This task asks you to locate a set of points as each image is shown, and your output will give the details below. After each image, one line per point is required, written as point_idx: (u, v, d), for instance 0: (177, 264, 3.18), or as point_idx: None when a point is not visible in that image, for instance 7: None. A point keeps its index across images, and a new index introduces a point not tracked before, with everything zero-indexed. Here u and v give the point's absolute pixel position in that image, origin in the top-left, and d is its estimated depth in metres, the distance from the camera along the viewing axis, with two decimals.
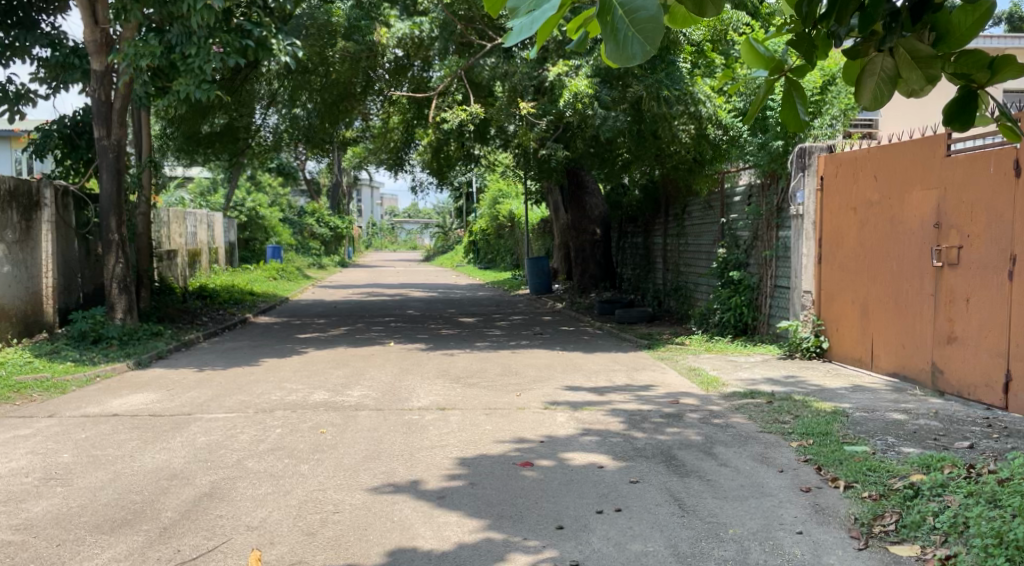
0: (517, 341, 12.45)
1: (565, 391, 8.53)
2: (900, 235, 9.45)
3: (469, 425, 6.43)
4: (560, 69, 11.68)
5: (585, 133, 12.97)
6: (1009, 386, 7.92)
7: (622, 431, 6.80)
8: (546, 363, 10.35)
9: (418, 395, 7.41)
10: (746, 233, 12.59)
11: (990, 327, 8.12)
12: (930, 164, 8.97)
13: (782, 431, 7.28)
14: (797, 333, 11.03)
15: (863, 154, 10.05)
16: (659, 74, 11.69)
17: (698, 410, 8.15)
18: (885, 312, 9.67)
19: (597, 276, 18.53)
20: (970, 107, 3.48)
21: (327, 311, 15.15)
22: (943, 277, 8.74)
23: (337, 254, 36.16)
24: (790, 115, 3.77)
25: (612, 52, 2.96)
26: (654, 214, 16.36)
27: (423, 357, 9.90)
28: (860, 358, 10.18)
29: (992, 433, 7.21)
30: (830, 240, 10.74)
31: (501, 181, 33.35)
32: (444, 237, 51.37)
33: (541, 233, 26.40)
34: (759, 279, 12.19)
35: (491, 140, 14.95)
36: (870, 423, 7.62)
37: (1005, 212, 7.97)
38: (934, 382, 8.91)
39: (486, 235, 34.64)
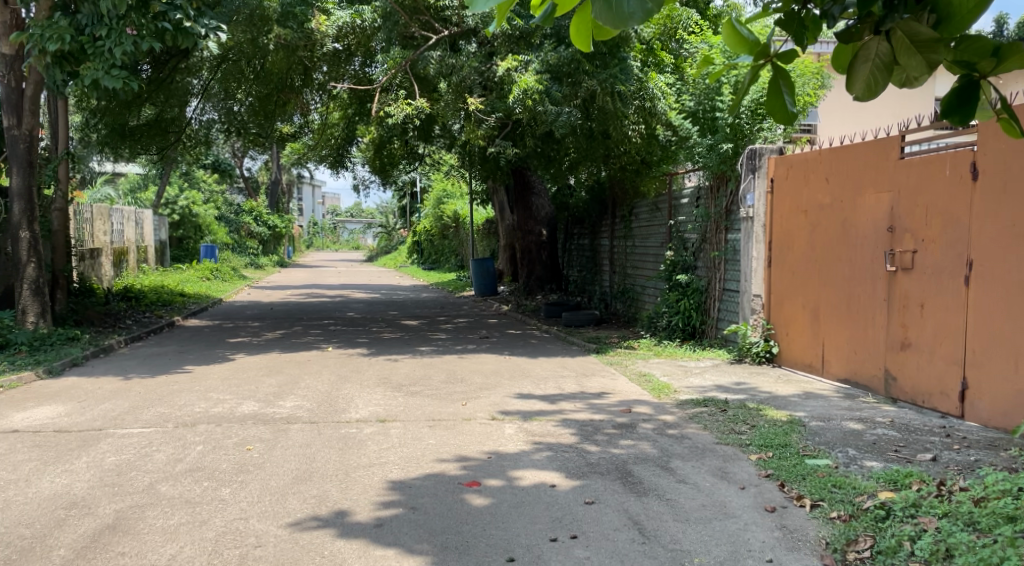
0: (463, 345, 12.00)
1: (513, 400, 8.09)
2: (851, 238, 9.24)
3: (410, 439, 5.97)
4: (509, 63, 11.13)
5: (533, 130, 12.53)
6: (965, 394, 7.72)
7: (574, 444, 6.40)
8: (493, 369, 9.90)
9: (357, 405, 6.91)
10: (694, 236, 12.29)
11: (945, 333, 7.93)
12: (883, 165, 8.76)
13: (739, 442, 6.95)
14: (746, 338, 10.79)
15: (813, 156, 9.83)
16: (613, 68, 11.39)
17: (652, 420, 7.79)
18: (837, 317, 9.44)
19: (543, 278, 18.16)
20: (972, 98, 3.21)
21: (263, 312, 14.49)
22: (897, 282, 8.53)
23: (276, 254, 35.22)
24: (778, 105, 3.40)
25: (605, 16, 3.08)
26: (601, 215, 16.03)
27: (365, 363, 9.38)
28: (810, 363, 9.96)
29: (953, 444, 6.98)
30: (780, 243, 10.50)
31: (445, 181, 32.78)
32: (389, 238, 50.64)
33: (487, 233, 25.97)
34: (707, 283, 11.91)
35: (434, 137, 14.47)
36: (828, 433, 7.36)
37: (961, 216, 7.77)
38: (886, 389, 8.71)
39: (430, 235, 34.06)
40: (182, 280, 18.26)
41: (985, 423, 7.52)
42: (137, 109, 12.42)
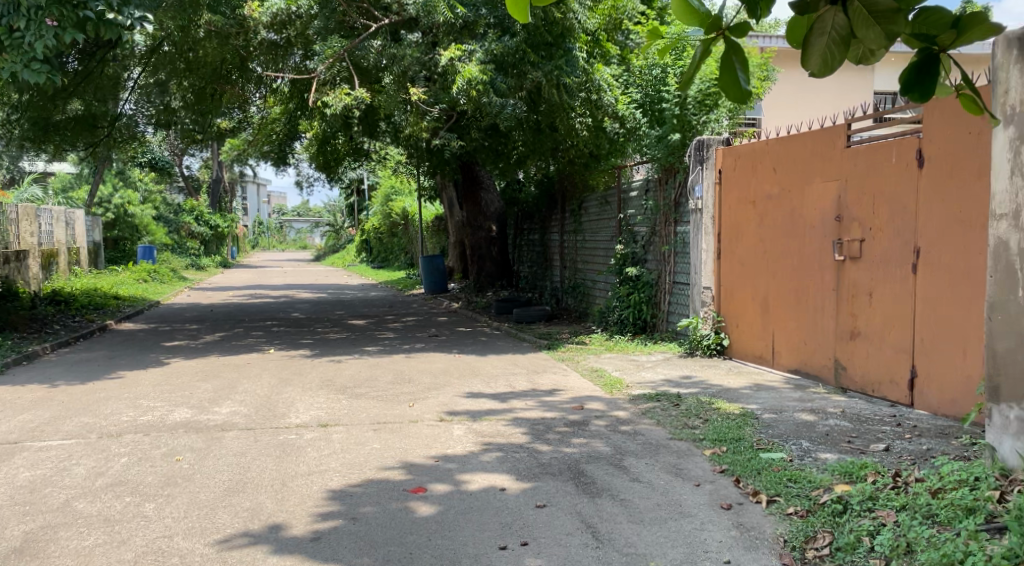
0: (410, 345, 11.70)
1: (462, 400, 7.84)
2: (799, 228, 9.18)
3: (353, 444, 5.69)
4: (452, 53, 10.77)
5: (479, 121, 12.42)
6: (914, 382, 7.68)
7: (525, 444, 6.18)
8: (441, 368, 9.64)
9: (297, 409, 6.61)
10: (643, 229, 12.15)
11: (894, 322, 7.88)
12: (830, 154, 8.70)
13: (692, 437, 6.80)
14: (697, 330, 10.68)
15: (760, 146, 9.75)
16: (558, 60, 11.27)
17: (605, 417, 7.61)
18: (786, 307, 9.39)
19: (493, 274, 17.96)
20: (931, 73, 3.17)
21: (204, 314, 14.03)
22: (845, 271, 8.47)
23: (219, 254, 34.45)
24: (731, 83, 3.21)
25: None
26: (551, 210, 15.85)
27: (308, 365, 9.05)
28: (760, 355, 9.89)
29: (905, 433, 6.91)
30: (729, 234, 10.42)
31: (393, 177, 32.36)
32: (337, 237, 50.03)
33: (436, 230, 25.65)
34: (657, 277, 11.80)
35: (378, 132, 14.15)
36: (781, 426, 7.25)
37: (908, 203, 7.72)
38: (836, 379, 8.66)
39: (379, 233, 33.62)
40: (117, 283, 17.64)
41: (934, 412, 7.48)
42: (63, 103, 11.90)
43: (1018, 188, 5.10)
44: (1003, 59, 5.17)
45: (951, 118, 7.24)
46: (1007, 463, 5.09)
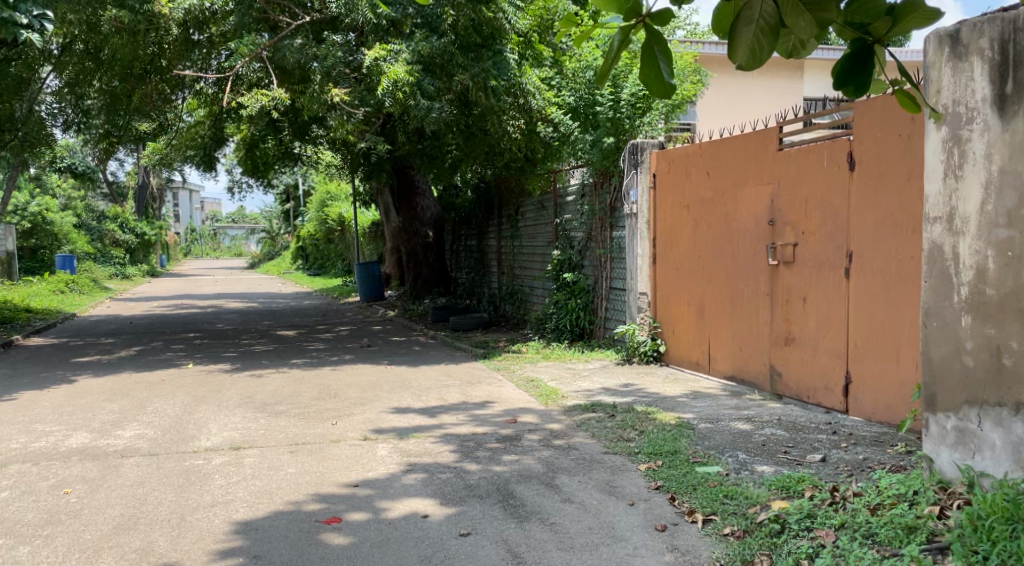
0: (340, 356, 11.29)
1: (389, 416, 7.49)
2: (733, 232, 9.05)
3: (266, 469, 5.32)
4: (376, 52, 10.46)
5: (408, 123, 12.19)
6: (849, 388, 7.57)
7: (452, 464, 5.86)
8: (370, 382, 9.27)
9: (209, 430, 6.20)
10: (580, 234, 11.92)
11: (828, 327, 7.77)
12: (762, 158, 8.58)
13: (627, 451, 6.55)
14: (633, 337, 10.49)
15: (693, 150, 9.62)
16: (486, 63, 11.09)
17: (538, 430, 7.33)
18: (721, 314, 9.25)
19: (430, 281, 17.59)
20: (865, 65, 3.06)
21: (123, 327, 13.42)
22: (779, 276, 8.35)
23: (146, 263, 33.40)
24: (654, 79, 3.13)
25: None
26: (487, 215, 15.57)
27: (227, 380, 8.61)
28: (697, 361, 9.73)
29: (840, 442, 6.75)
30: (664, 238, 10.25)
31: (329, 183, 31.72)
32: (273, 243, 49.12)
33: (373, 236, 25.19)
34: (594, 282, 11.61)
35: (308, 134, 13.71)
36: (717, 436, 7.05)
37: (840, 207, 7.62)
38: (771, 386, 8.53)
39: (315, 239, 32.98)
40: (31, 295, 16.84)
41: (868, 418, 7.36)
42: None
43: (951, 190, 4.93)
44: (935, 57, 5.00)
45: (881, 121, 7.14)
46: (945, 475, 4.94)
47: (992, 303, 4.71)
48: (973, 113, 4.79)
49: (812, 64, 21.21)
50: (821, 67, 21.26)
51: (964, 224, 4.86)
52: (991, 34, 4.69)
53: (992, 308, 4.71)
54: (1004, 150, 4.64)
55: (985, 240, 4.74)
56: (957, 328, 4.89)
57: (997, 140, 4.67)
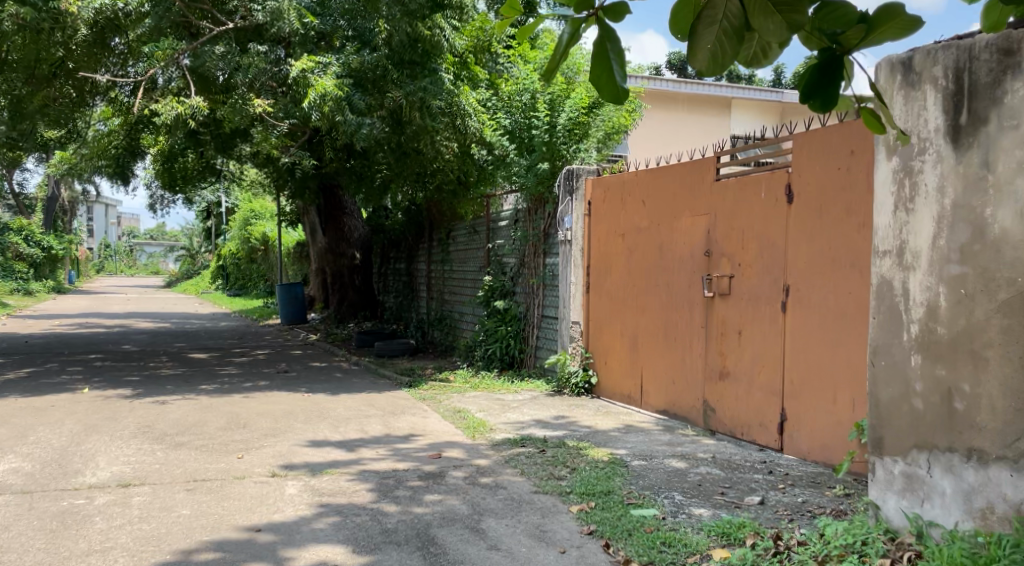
0: (252, 383, 10.80)
1: (304, 450, 7.21)
2: (668, 263, 8.81)
3: (155, 507, 5.28)
4: (304, 64, 10.05)
5: (335, 140, 11.79)
6: (784, 426, 7.33)
7: (368, 505, 5.61)
8: (286, 413, 8.88)
9: (95, 464, 6.18)
10: (513, 259, 11.57)
11: (764, 362, 7.54)
12: (698, 189, 8.38)
13: (559, 490, 6.21)
14: (565, 368, 10.15)
15: (630, 178, 9.39)
16: (421, 82, 10.65)
17: (464, 466, 6.99)
18: (654, 346, 8.99)
19: (356, 304, 17.06)
20: (834, 78, 2.90)
21: (21, 347, 12.77)
22: (714, 308, 8.13)
23: (53, 279, 31.98)
24: (606, 82, 3.19)
25: None
26: (417, 238, 15.14)
27: (127, 407, 8.38)
28: (629, 395, 9.42)
29: (778, 483, 6.47)
30: (598, 267, 9.98)
31: (253, 201, 30.91)
32: (192, 262, 47.70)
33: (298, 258, 24.50)
34: (526, 310, 11.25)
35: (230, 147, 13.10)
36: (652, 475, 6.73)
37: (777, 240, 7.42)
38: (705, 421, 8.27)
39: (238, 258, 32.10)
40: None
41: (804, 457, 7.12)
42: None
43: (901, 223, 4.70)
44: (887, 84, 4.78)
45: (818, 154, 6.99)
46: (892, 524, 4.69)
47: (943, 343, 4.47)
48: (925, 144, 4.58)
49: (739, 104, 21.54)
50: (748, 106, 21.63)
51: (915, 258, 4.62)
52: (946, 62, 4.49)
53: (942, 348, 4.47)
54: (957, 183, 4.44)
55: (937, 276, 4.51)
56: (906, 367, 4.65)
57: (950, 172, 4.46)
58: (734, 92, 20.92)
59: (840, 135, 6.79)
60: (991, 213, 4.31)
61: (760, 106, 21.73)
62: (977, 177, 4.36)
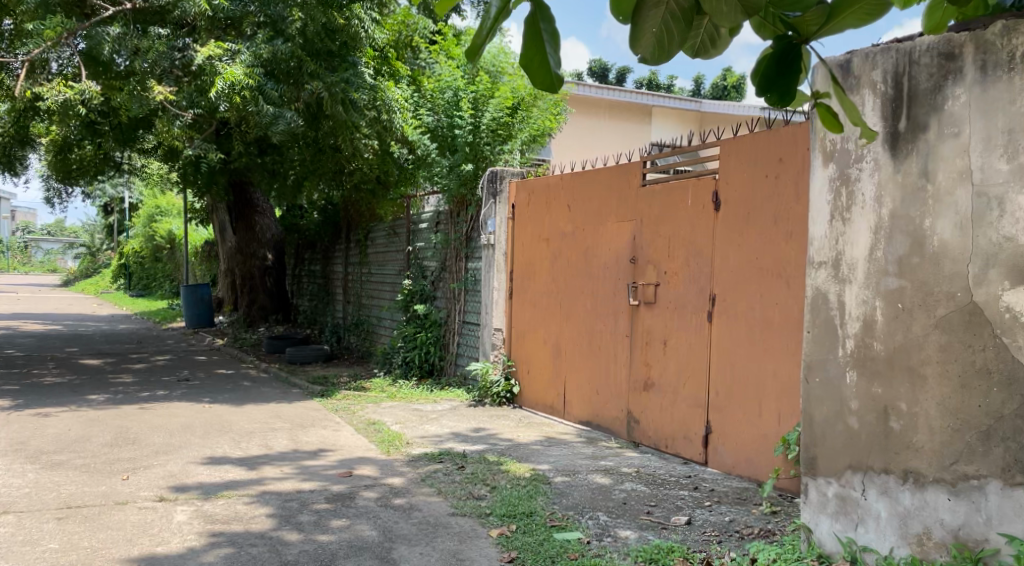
0: (151, 393, 10.31)
1: (203, 469, 7.15)
2: (593, 270, 8.55)
3: (23, 539, 5.60)
4: (211, 51, 9.62)
5: (245, 134, 11.28)
6: (709, 439, 7.11)
7: (268, 533, 5.76)
8: (185, 426, 8.56)
9: None
10: (433, 263, 11.17)
11: (689, 373, 7.32)
12: (624, 193, 8.15)
13: (478, 511, 6.12)
14: (487, 376, 9.78)
15: (555, 181, 9.12)
16: (343, 73, 10.38)
17: (375, 486, 6.74)
18: (577, 354, 8.72)
19: (267, 307, 16.34)
20: (791, 71, 2.91)
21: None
22: (639, 317, 7.89)
23: None
24: (539, 65, 3.05)
25: None
26: (333, 240, 14.60)
27: (5, 424, 8.49)
28: (551, 405, 9.12)
29: (704, 499, 6.27)
30: (521, 272, 9.68)
31: (161, 198, 29.84)
32: (95, 260, 45.89)
33: (206, 257, 23.56)
34: (446, 315, 10.85)
35: (131, 138, 12.44)
36: (575, 493, 6.49)
37: (704, 248, 7.22)
38: (628, 433, 8.02)
39: (144, 256, 30.98)
40: None
41: (728, 471, 6.90)
42: None
43: (837, 234, 4.49)
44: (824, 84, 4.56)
45: (745, 161, 6.81)
46: (824, 548, 4.52)
47: (879, 359, 4.28)
48: (862, 151, 4.37)
49: (660, 112, 21.58)
50: (667, 114, 21.71)
51: (851, 270, 4.42)
52: (885, 65, 4.28)
53: (879, 364, 4.28)
54: (895, 192, 4.25)
55: (874, 290, 4.32)
56: (841, 384, 4.45)
57: (888, 181, 4.27)
58: (655, 101, 20.94)
59: (767, 142, 6.61)
60: (930, 225, 4.12)
61: (679, 115, 21.87)
62: (915, 187, 4.17)
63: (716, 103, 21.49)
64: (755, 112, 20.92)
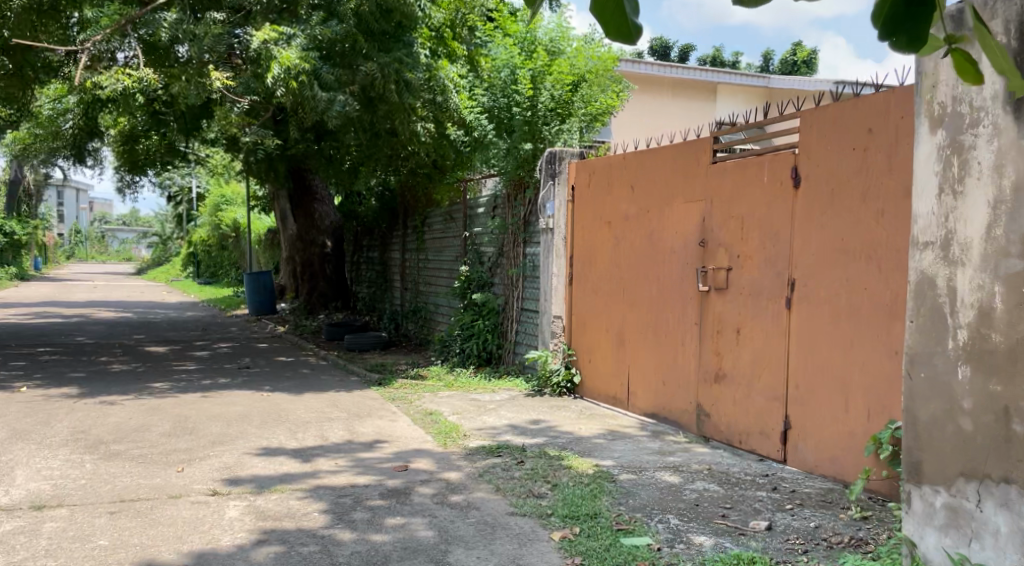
0: (210, 381, 10.16)
1: (257, 461, 6.87)
2: (659, 253, 8.05)
3: (70, 535, 5.38)
4: (266, 35, 9.22)
5: (302, 119, 11.03)
6: (788, 435, 6.57)
7: (320, 531, 5.44)
8: (240, 416, 8.33)
9: (17, 481, 6.31)
10: (490, 249, 10.79)
11: (765, 364, 6.79)
12: (693, 172, 7.62)
13: (539, 511, 5.72)
14: (546, 365, 9.37)
15: (617, 160, 8.63)
16: (396, 53, 10.03)
17: (431, 481, 6.38)
18: (643, 343, 8.24)
19: (327, 295, 16.18)
20: (921, 9, 2.55)
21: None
22: (710, 303, 7.38)
23: (18, 268, 31.36)
24: (614, 12, 2.63)
25: None
26: (391, 226, 14.31)
27: (66, 412, 8.39)
28: (614, 396, 8.67)
29: (786, 502, 5.76)
30: (582, 257, 9.22)
31: (225, 186, 30.06)
32: (165, 249, 46.79)
33: (269, 245, 23.59)
34: (505, 302, 10.46)
35: (191, 128, 12.33)
36: (643, 491, 6.05)
37: (782, 229, 6.66)
38: (698, 427, 7.52)
39: (210, 244, 31.33)
40: None
41: (810, 471, 6.37)
42: None
43: (948, 210, 3.96)
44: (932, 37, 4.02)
45: (830, 133, 6.24)
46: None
47: (998, 353, 3.74)
48: (979, 114, 3.83)
49: (725, 90, 20.81)
50: (733, 92, 20.91)
51: (964, 251, 3.89)
52: (1007, 14, 3.74)
53: (998, 359, 3.74)
54: (1018, 160, 3.69)
55: (992, 273, 3.78)
56: (951, 381, 3.92)
57: (1010, 147, 3.72)
58: (720, 77, 20.19)
59: (855, 112, 6.05)
60: None
61: (745, 92, 21.04)
62: None
63: (786, 79, 20.65)
64: (828, 87, 19.98)
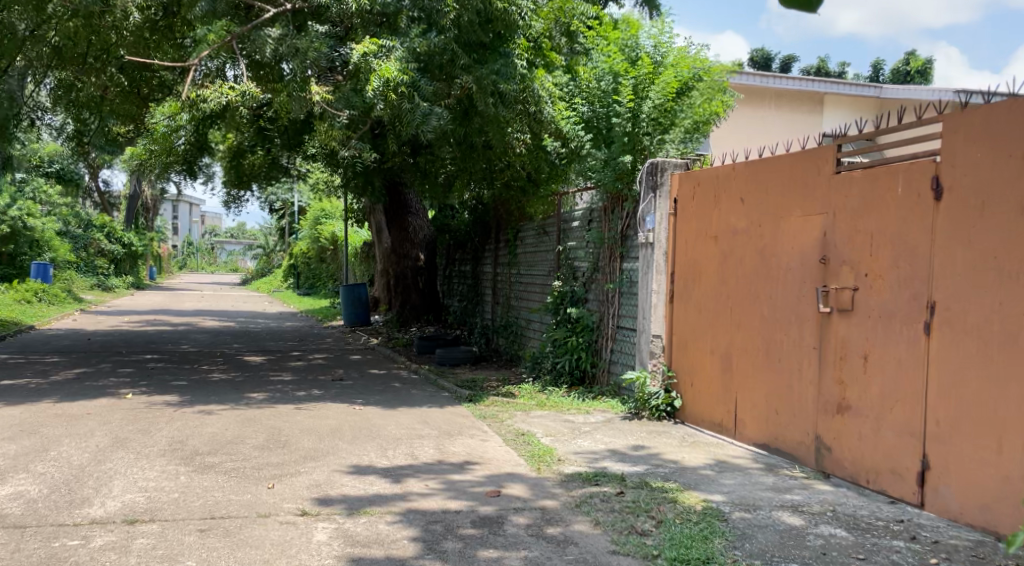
0: (304, 392, 9.95)
1: (346, 480, 6.54)
2: (772, 270, 7.42)
3: (156, 553, 5.12)
4: (365, 47, 9.11)
5: (399, 131, 10.79)
6: (926, 477, 5.86)
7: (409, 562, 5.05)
8: (330, 431, 8.04)
9: (110, 492, 6.14)
10: (584, 264, 10.31)
11: (897, 395, 6.09)
12: (813, 182, 6.98)
13: (646, 552, 5.20)
14: (644, 388, 8.76)
15: (726, 170, 8.04)
16: (492, 64, 9.68)
17: (527, 509, 5.92)
18: (753, 367, 7.61)
19: (418, 307, 15.99)
20: None
21: (77, 354, 12.33)
22: (832, 326, 6.71)
23: (129, 275, 32.45)
24: None
25: None
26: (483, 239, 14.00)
27: (165, 420, 8.28)
28: (720, 423, 8.03)
29: (928, 556, 5.09)
30: (684, 274, 8.64)
31: (325, 200, 30.47)
32: (266, 260, 47.86)
33: (364, 257, 23.66)
34: (600, 319, 9.93)
35: (292, 143, 12.27)
36: (760, 533, 5.46)
37: (919, 245, 5.98)
38: (817, 462, 6.84)
39: (309, 256, 31.79)
40: None
41: (953, 518, 5.65)
42: None
43: None
44: None
45: (980, 140, 5.57)
46: None
47: None
48: None
49: (833, 101, 19.82)
50: (841, 103, 19.90)
51: None
52: None
53: None
54: None
55: None
56: None
57: None
58: (828, 87, 19.24)
59: (1011, 114, 5.40)
60: None
61: (855, 104, 19.99)
62: None
63: (899, 87, 19.54)
64: (946, 96, 18.77)
